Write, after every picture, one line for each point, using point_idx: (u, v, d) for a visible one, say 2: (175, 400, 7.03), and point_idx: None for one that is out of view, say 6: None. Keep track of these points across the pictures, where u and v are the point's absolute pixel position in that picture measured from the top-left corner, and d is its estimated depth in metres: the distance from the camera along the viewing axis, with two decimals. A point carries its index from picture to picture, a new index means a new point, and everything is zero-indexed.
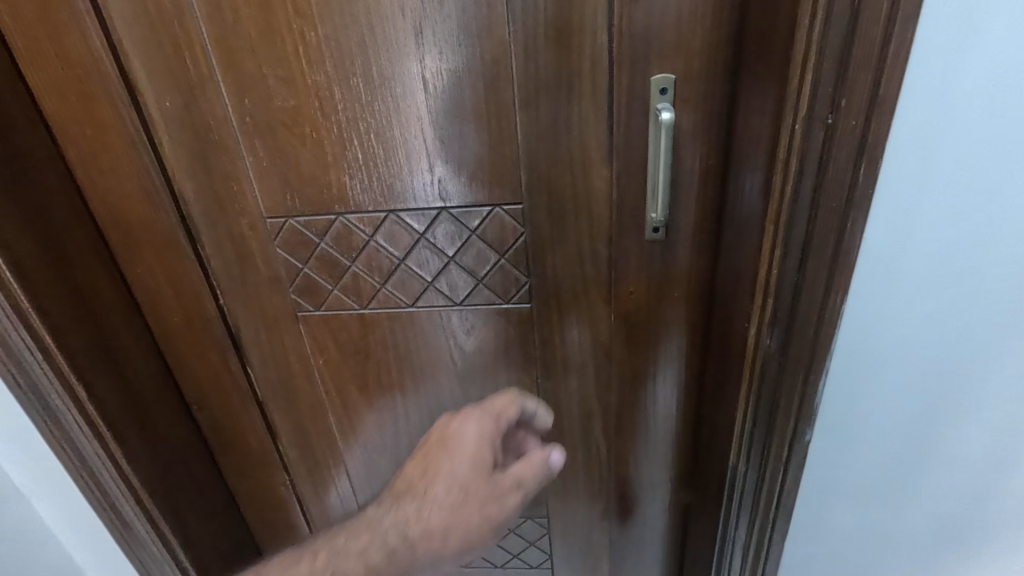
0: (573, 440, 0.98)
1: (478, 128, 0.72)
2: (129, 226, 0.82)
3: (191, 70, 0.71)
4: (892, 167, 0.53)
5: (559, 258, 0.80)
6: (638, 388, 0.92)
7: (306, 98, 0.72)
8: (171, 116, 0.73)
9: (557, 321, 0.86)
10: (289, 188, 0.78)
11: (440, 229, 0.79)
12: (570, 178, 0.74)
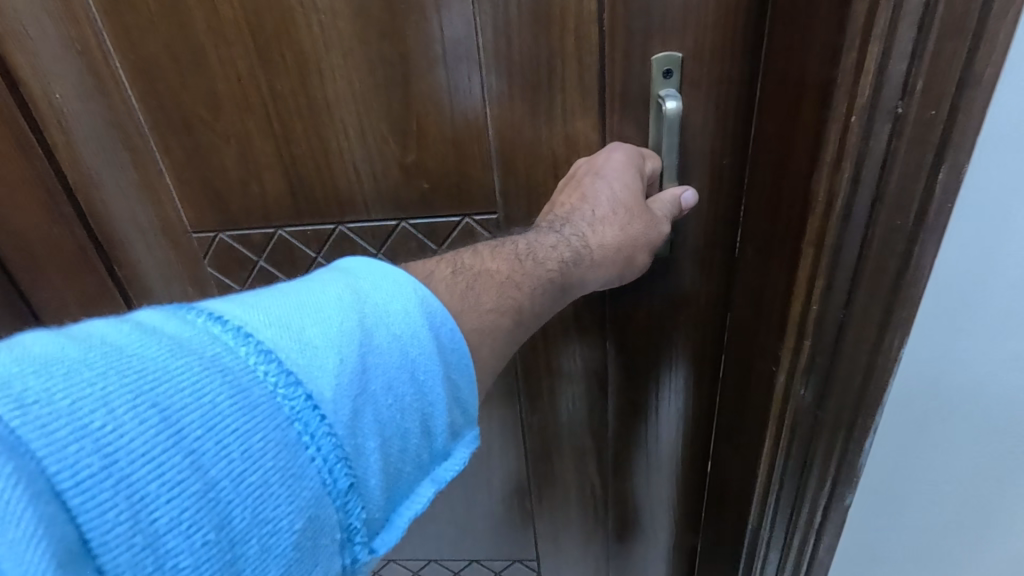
0: (564, 479, 0.85)
1: (440, 123, 0.58)
2: (32, 245, 0.68)
3: (80, 54, 0.56)
4: (981, 169, 0.40)
5: None
6: (638, 421, 0.79)
7: (227, 87, 0.58)
8: (62, 111, 0.59)
9: (542, 349, 0.73)
10: (218, 197, 0.64)
11: (400, 244, 0.66)
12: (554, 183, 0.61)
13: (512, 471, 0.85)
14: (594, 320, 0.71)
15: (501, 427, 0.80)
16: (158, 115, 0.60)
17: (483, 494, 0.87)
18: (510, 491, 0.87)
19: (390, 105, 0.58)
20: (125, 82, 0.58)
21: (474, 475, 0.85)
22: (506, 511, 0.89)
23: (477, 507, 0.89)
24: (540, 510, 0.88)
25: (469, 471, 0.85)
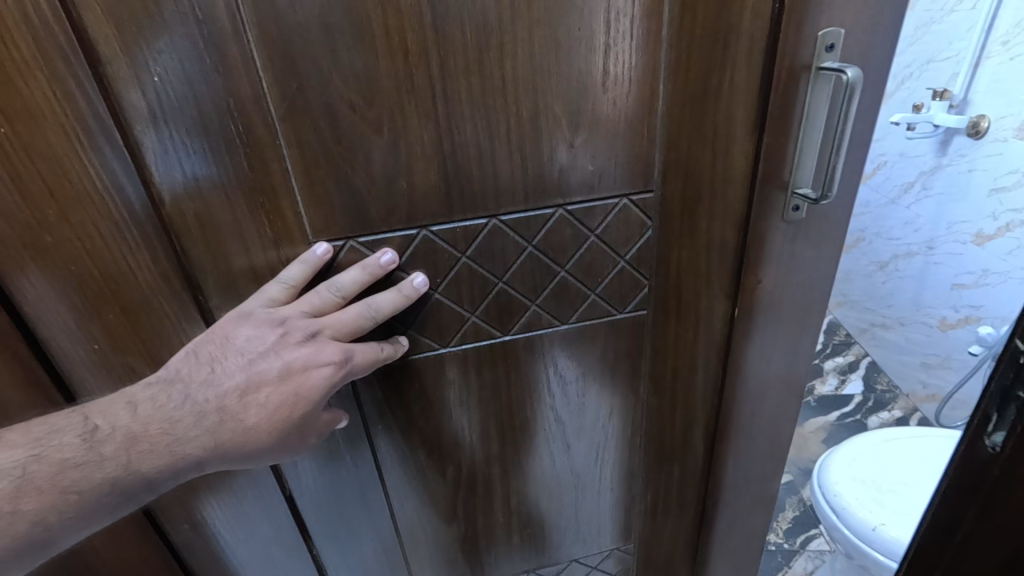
0: (686, 477, 0.80)
1: (615, 100, 0.55)
2: (86, 283, 0.50)
3: (199, 24, 0.45)
4: None
5: (685, 253, 0.63)
6: (767, 406, 0.75)
7: (387, 60, 0.48)
8: (161, 92, 0.46)
9: (671, 335, 0.69)
10: (355, 195, 0.53)
11: (552, 234, 0.60)
12: (714, 157, 0.58)
13: (630, 475, 0.79)
14: (727, 297, 0.67)
15: (627, 424, 0.75)
16: (292, 95, 0.48)
17: (598, 506, 0.81)
18: (629, 494, 0.81)
19: (569, 80, 0.53)
20: (254, 55, 0.46)
21: (589, 483, 0.79)
22: (619, 517, 0.82)
23: (594, 515, 0.81)
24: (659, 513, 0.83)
25: (589, 479, 0.78)
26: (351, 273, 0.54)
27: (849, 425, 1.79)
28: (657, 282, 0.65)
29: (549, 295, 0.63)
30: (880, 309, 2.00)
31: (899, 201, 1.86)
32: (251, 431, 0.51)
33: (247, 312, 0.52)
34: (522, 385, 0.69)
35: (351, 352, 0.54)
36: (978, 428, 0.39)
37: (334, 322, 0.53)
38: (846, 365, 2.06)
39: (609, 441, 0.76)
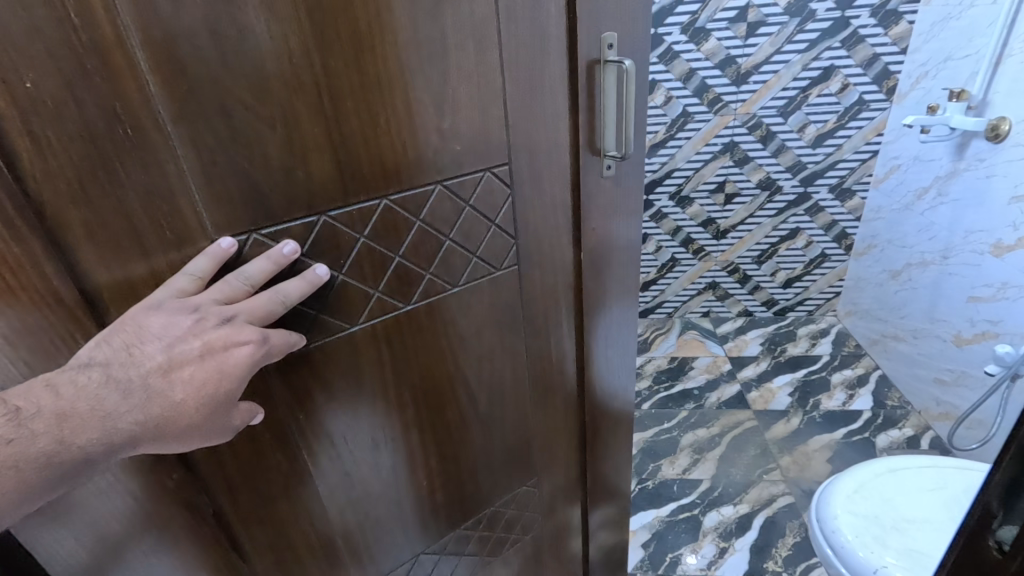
0: (567, 429, 0.88)
1: (468, 82, 0.58)
2: None
3: (75, 22, 0.39)
4: None
5: (541, 211, 0.69)
6: (613, 344, 0.88)
7: (274, 57, 0.47)
8: (36, 95, 0.39)
9: (537, 288, 0.74)
10: (257, 192, 0.50)
11: (438, 208, 0.61)
12: (545, 125, 0.65)
13: (526, 431, 0.83)
14: (570, 247, 0.74)
15: (522, 387, 0.79)
16: (185, 99, 0.44)
17: (506, 468, 0.83)
18: (537, 458, 0.87)
19: (431, 62, 0.55)
20: (142, 60, 0.42)
21: (496, 446, 0.80)
22: (531, 484, 0.88)
23: (515, 485, 0.86)
24: (558, 468, 0.91)
25: (505, 452, 0.82)
26: (258, 263, 0.50)
27: (857, 443, 1.70)
28: (522, 237, 0.69)
29: (440, 263, 0.64)
30: (895, 320, 1.90)
31: (914, 207, 1.79)
32: (182, 407, 0.45)
33: (161, 301, 0.46)
34: (425, 359, 0.68)
35: (268, 333, 0.50)
36: (982, 523, 0.33)
37: (247, 306, 0.49)
38: (855, 378, 1.96)
39: (514, 408, 0.80)
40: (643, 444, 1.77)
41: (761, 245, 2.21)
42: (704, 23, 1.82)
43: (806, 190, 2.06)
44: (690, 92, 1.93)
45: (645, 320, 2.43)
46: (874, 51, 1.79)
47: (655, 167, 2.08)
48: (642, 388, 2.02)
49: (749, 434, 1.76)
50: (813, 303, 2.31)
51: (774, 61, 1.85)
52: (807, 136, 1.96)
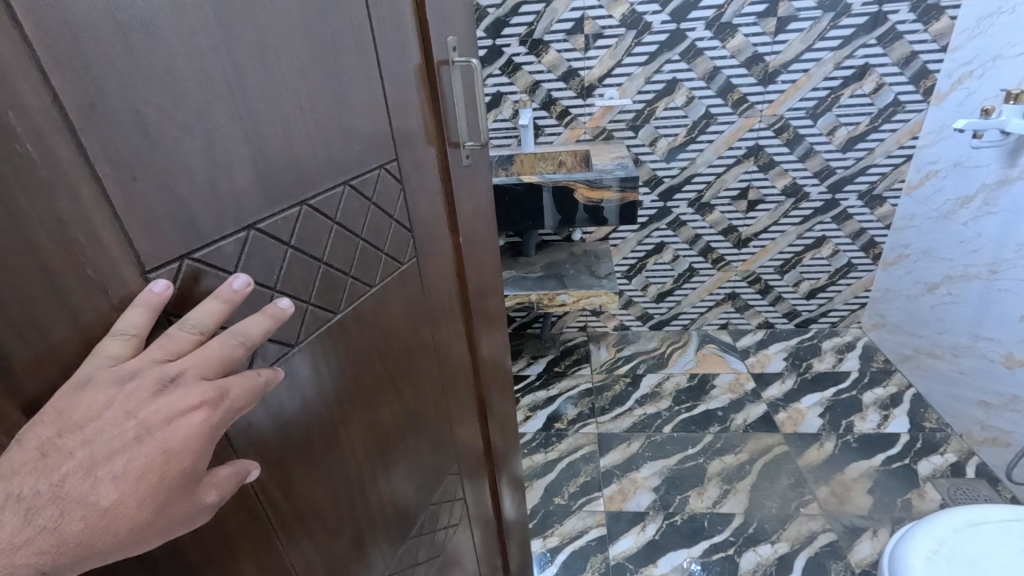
0: (472, 430, 0.86)
1: (354, 78, 0.52)
2: None
3: None
4: None
5: (426, 203, 0.67)
6: (491, 331, 0.89)
7: (185, 53, 0.37)
8: None
9: (432, 285, 0.71)
10: (188, 211, 0.39)
11: (348, 210, 0.55)
12: (413, 116, 0.62)
13: (446, 435, 0.78)
14: (449, 239, 0.73)
15: (437, 394, 0.75)
16: (95, 105, 0.33)
17: (438, 478, 0.77)
18: (458, 466, 0.83)
19: (325, 53, 0.48)
20: (39, 56, 0.30)
21: (428, 456, 0.74)
22: (459, 497, 0.84)
23: (447, 503, 0.81)
24: (474, 472, 0.88)
25: (435, 469, 0.76)
26: (206, 305, 0.39)
27: (899, 470, 1.58)
28: (416, 230, 0.65)
29: (358, 265, 0.57)
30: (932, 336, 1.78)
31: (955, 217, 1.68)
32: (110, 513, 0.32)
33: (87, 374, 0.33)
34: (362, 369, 0.59)
35: (229, 382, 0.37)
36: None
37: (197, 357, 0.36)
38: (888, 398, 1.85)
39: (435, 418, 0.75)
40: (666, 473, 1.64)
41: (785, 254, 2.08)
42: (730, 18, 1.69)
43: (835, 196, 1.94)
44: (713, 92, 1.80)
45: (660, 332, 2.31)
46: (913, 48, 1.67)
47: (674, 172, 1.95)
48: (662, 409, 1.89)
49: (780, 461, 1.64)
50: (837, 315, 2.20)
51: (805, 59, 1.72)
52: (837, 139, 1.84)
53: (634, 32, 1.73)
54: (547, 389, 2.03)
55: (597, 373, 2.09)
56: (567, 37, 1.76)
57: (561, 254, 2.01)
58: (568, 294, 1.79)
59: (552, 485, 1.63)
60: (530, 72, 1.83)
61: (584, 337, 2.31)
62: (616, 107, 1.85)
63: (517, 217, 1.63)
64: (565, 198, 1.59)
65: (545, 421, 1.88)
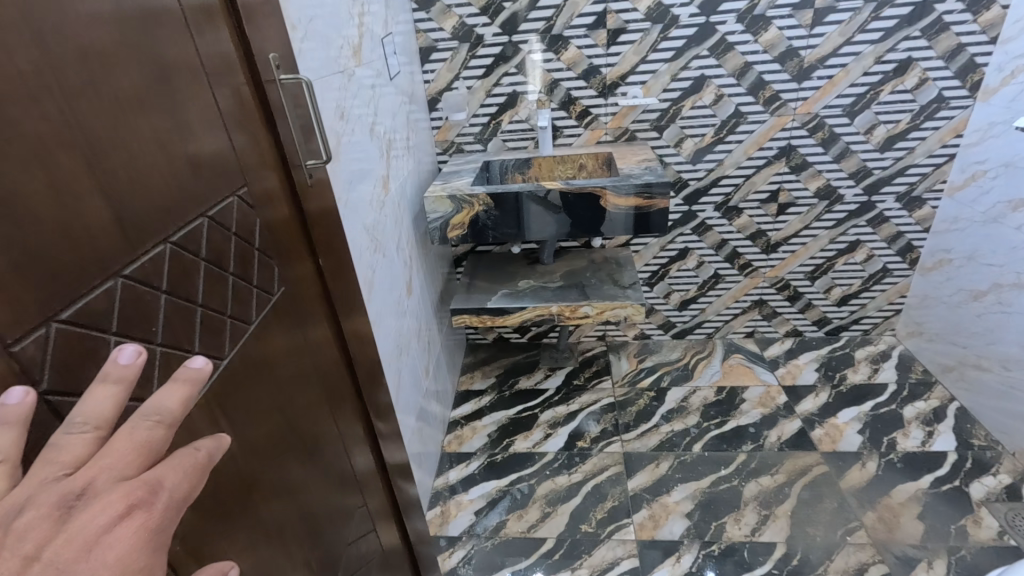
0: (367, 455, 0.85)
1: (194, 109, 0.50)
2: None
3: None
4: None
5: (281, 232, 0.65)
6: (366, 352, 0.88)
7: (13, 91, 0.34)
8: None
9: (305, 313, 0.69)
10: (39, 261, 0.35)
11: (213, 242, 0.52)
12: (253, 142, 0.60)
13: (346, 464, 0.76)
14: (309, 265, 0.71)
15: (330, 425, 0.73)
16: None
17: (345, 508, 0.75)
18: (363, 494, 0.82)
19: (156, 83, 0.46)
20: None
21: (333, 484, 0.72)
22: (366, 527, 0.83)
23: (358, 533, 0.79)
24: (376, 497, 0.87)
25: (343, 501, 0.75)
26: (95, 392, 0.36)
27: (950, 492, 1.48)
28: (279, 259, 0.63)
29: (234, 303, 0.54)
30: (978, 347, 1.68)
31: (1005, 220, 1.57)
32: None
33: None
34: (258, 416, 0.56)
35: (160, 472, 0.34)
36: None
37: (105, 460, 0.33)
38: (931, 412, 1.74)
39: (334, 449, 0.73)
40: (700, 496, 1.54)
41: (816, 259, 1.98)
42: (763, 10, 1.58)
43: (871, 199, 1.83)
44: (744, 89, 1.69)
45: (682, 341, 2.21)
46: (960, 40, 1.56)
47: (701, 174, 1.85)
48: (690, 425, 1.79)
49: (820, 483, 1.54)
50: (870, 322, 2.09)
51: (843, 53, 1.61)
52: (875, 138, 1.73)
53: (660, 26, 1.62)
54: (568, 404, 1.93)
55: (619, 387, 1.99)
56: (588, 33, 1.66)
57: (581, 262, 1.90)
58: (591, 306, 1.69)
59: (578, 511, 1.53)
60: (549, 69, 1.72)
61: (603, 347, 2.21)
62: (640, 106, 1.74)
63: (535, 227, 1.53)
64: (586, 205, 1.49)
65: (567, 440, 1.78)
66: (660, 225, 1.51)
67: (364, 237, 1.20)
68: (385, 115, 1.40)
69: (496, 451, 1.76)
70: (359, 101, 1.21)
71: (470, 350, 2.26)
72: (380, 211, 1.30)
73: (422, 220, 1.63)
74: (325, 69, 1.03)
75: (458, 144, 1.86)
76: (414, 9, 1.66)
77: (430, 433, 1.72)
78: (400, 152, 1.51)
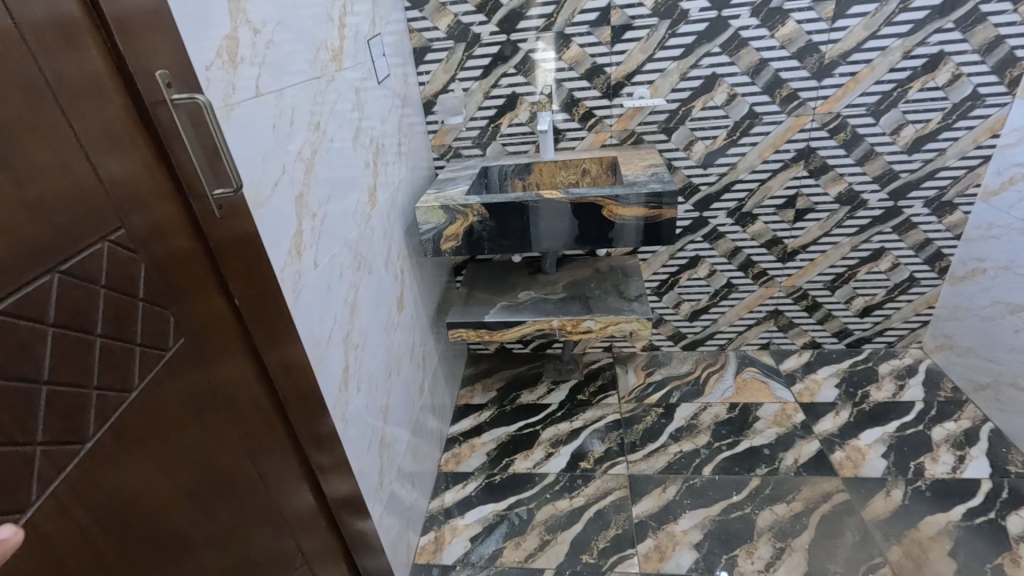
0: (304, 501, 0.78)
1: (36, 145, 0.41)
2: None
3: None
4: None
5: (184, 271, 0.56)
6: (307, 387, 0.80)
7: None
8: None
9: (217, 360, 0.61)
10: None
11: (70, 301, 0.43)
12: (140, 173, 0.51)
13: (273, 520, 0.69)
14: (226, 303, 0.63)
15: (252, 480, 0.65)
16: None
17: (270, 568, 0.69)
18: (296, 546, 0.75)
19: None
20: None
21: (253, 547, 0.65)
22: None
23: None
24: (316, 545, 0.81)
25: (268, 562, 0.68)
26: None
27: (984, 525, 1.36)
28: (178, 304, 0.55)
29: (103, 371, 0.46)
30: (1015, 365, 1.55)
31: None
32: None
33: None
34: (144, 490, 0.49)
35: None
36: None
37: None
38: (962, 434, 1.62)
39: (257, 508, 0.66)
40: (710, 525, 1.44)
41: (837, 268, 1.86)
42: (780, 2, 1.46)
43: (897, 204, 1.71)
44: (759, 88, 1.58)
45: (693, 353, 2.10)
46: (999, 32, 1.43)
47: (712, 179, 1.74)
48: (700, 446, 1.69)
49: (841, 513, 1.43)
50: (894, 334, 1.97)
51: (868, 47, 1.49)
52: (902, 139, 1.61)
53: (668, 22, 1.51)
54: (571, 421, 1.84)
55: (626, 403, 1.89)
56: (590, 30, 1.56)
57: (586, 272, 1.81)
58: (595, 320, 1.59)
59: (579, 539, 1.45)
60: (550, 69, 1.62)
61: (610, 359, 2.11)
62: (647, 108, 1.64)
63: (534, 238, 1.44)
64: (588, 215, 1.39)
65: (569, 460, 1.69)
66: (668, 236, 1.41)
67: (348, 253, 1.12)
68: (372, 122, 1.32)
69: (494, 471, 1.68)
70: (340, 109, 1.13)
71: (471, 361, 2.18)
72: (365, 224, 1.22)
73: (415, 230, 1.54)
74: (299, 76, 0.95)
75: (456, 149, 1.78)
76: (407, 8, 1.58)
77: (426, 452, 1.65)
78: (390, 159, 1.42)
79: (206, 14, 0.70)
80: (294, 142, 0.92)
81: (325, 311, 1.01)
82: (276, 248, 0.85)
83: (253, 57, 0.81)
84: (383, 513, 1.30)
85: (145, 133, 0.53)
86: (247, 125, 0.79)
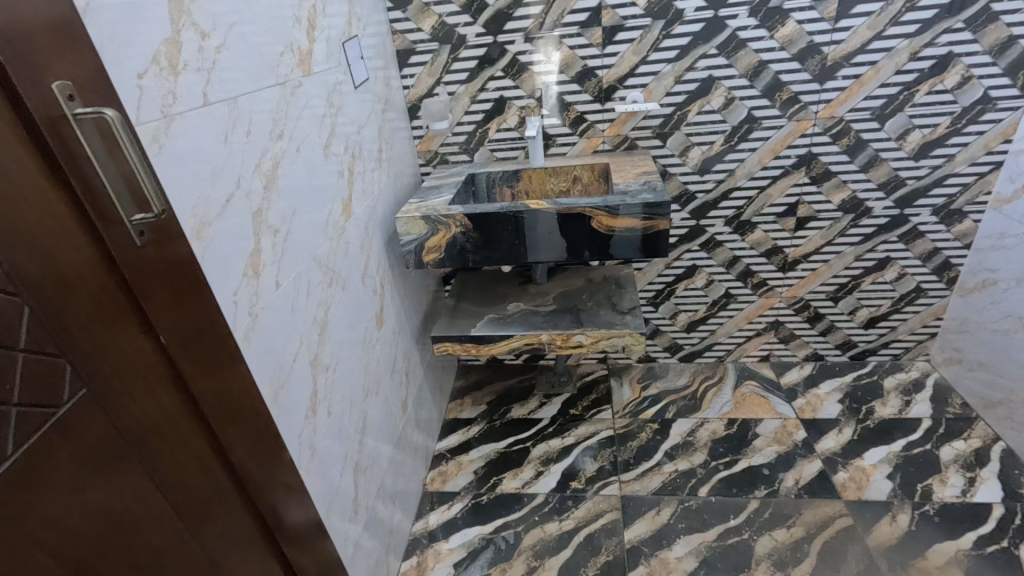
0: (248, 542, 0.73)
1: None
2: None
3: None
4: None
5: (80, 311, 0.51)
6: (255, 417, 0.75)
7: None
8: None
9: (128, 402, 0.56)
10: None
11: None
12: (28, 203, 0.47)
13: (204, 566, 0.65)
14: (144, 337, 0.58)
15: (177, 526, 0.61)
16: None
17: None
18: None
19: None
20: None
21: None
22: None
23: None
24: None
25: None
26: None
27: (996, 555, 1.28)
28: (66, 348, 0.50)
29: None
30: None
31: None
32: None
33: None
34: (22, 557, 0.45)
35: None
36: None
37: None
38: (973, 454, 1.54)
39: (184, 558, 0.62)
40: (706, 552, 1.37)
41: (840, 278, 1.78)
42: (780, 2, 1.39)
43: (903, 212, 1.63)
44: (758, 92, 1.50)
45: (691, 365, 2.03)
46: (1012, 31, 1.35)
47: (710, 186, 1.66)
48: (697, 465, 1.62)
49: (844, 540, 1.35)
50: (900, 347, 1.89)
51: (872, 48, 1.41)
52: (909, 145, 1.53)
53: (662, 22, 1.44)
54: (563, 438, 1.77)
55: (620, 418, 1.82)
56: (581, 31, 1.49)
57: (578, 282, 1.74)
58: (585, 335, 1.52)
59: (569, 565, 1.38)
60: (539, 72, 1.56)
61: (604, 371, 2.04)
62: (641, 112, 1.57)
63: (520, 251, 1.37)
64: (577, 226, 1.33)
65: (560, 479, 1.62)
66: (661, 249, 1.33)
67: (318, 270, 1.05)
68: (348, 129, 1.25)
69: (481, 492, 1.62)
70: (308, 117, 1.06)
71: (462, 373, 2.12)
72: (339, 238, 1.15)
73: (397, 241, 1.48)
74: (257, 83, 0.88)
75: (442, 155, 1.71)
76: (389, 9, 1.51)
77: (410, 470, 1.58)
78: (369, 167, 1.36)
79: (139, 15, 0.64)
80: (251, 154, 0.85)
81: (288, 334, 0.94)
82: (229, 268, 0.78)
83: (200, 62, 0.75)
84: (361, 540, 1.23)
85: (32, 154, 0.48)
86: (193, 137, 0.72)
